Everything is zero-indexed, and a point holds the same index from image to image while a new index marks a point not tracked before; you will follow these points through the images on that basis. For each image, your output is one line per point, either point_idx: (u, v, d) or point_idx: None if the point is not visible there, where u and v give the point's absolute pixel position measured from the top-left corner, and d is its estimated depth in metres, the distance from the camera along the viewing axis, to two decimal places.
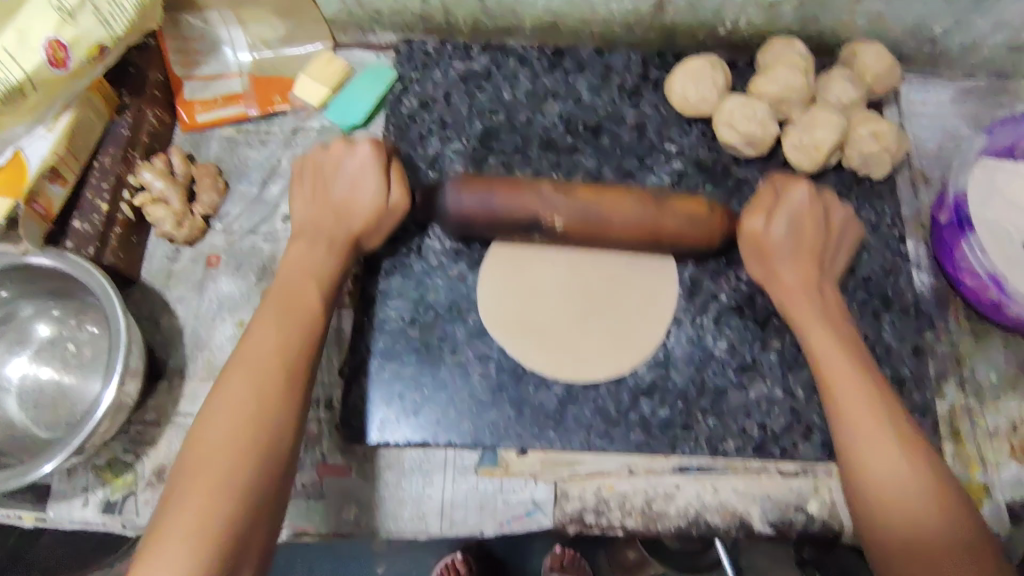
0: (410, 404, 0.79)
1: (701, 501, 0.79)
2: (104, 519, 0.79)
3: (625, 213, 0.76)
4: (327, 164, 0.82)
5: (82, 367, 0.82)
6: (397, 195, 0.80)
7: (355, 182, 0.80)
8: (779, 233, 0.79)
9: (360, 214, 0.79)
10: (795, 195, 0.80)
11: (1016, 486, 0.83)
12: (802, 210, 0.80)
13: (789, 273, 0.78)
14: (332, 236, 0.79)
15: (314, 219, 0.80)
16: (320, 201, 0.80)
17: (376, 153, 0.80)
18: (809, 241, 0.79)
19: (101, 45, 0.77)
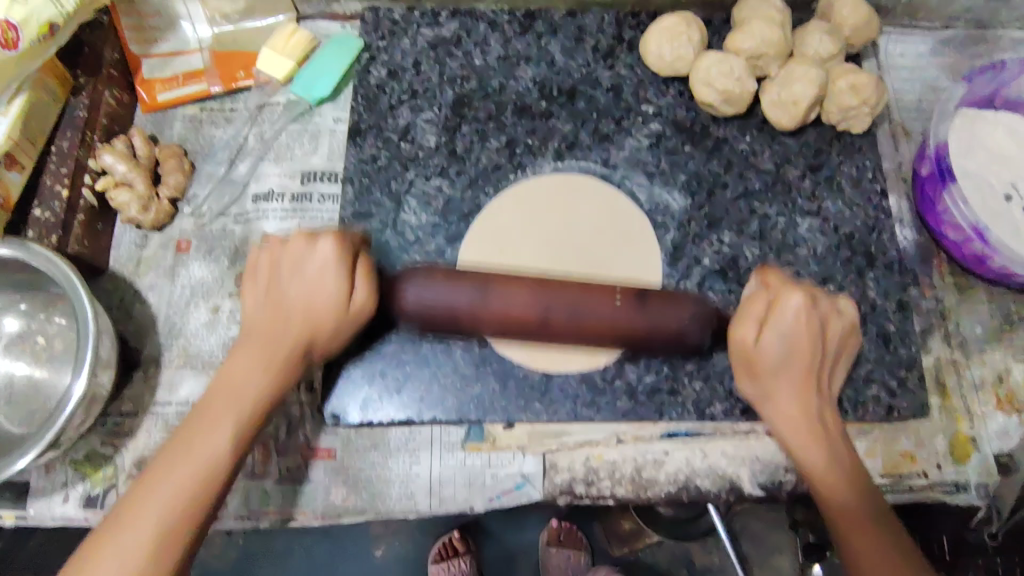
0: (392, 382, 0.77)
1: (691, 466, 0.79)
2: (87, 514, 0.77)
3: (591, 308, 0.66)
4: (283, 263, 0.68)
5: (53, 360, 0.79)
6: (361, 296, 0.67)
7: (314, 290, 0.66)
8: (773, 344, 0.68)
9: (318, 318, 0.67)
10: (788, 300, 0.68)
11: (1002, 436, 0.84)
12: (797, 327, 0.68)
13: (767, 355, 0.69)
14: (274, 339, 0.67)
15: (272, 317, 0.68)
16: (272, 302, 0.68)
17: (340, 254, 0.66)
18: (803, 351, 0.68)
19: (52, 23, 0.72)
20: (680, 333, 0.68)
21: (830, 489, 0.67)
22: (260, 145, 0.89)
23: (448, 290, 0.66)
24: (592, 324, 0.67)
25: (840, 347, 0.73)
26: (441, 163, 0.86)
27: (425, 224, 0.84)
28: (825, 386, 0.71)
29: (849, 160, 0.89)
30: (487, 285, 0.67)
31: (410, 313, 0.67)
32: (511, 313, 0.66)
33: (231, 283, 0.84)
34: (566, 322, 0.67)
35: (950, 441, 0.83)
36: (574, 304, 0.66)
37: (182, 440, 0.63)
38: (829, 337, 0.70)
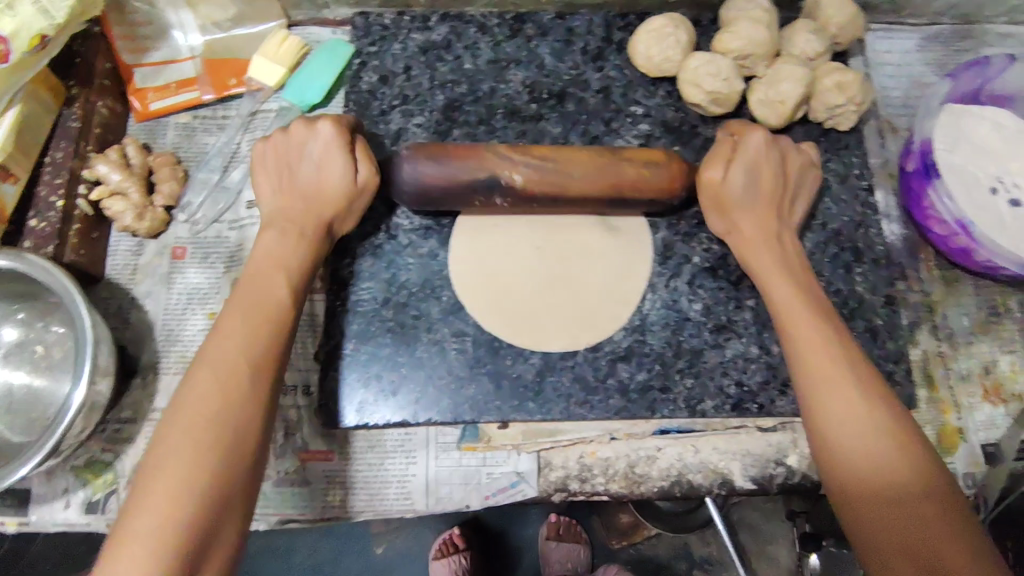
0: (388, 385, 0.78)
1: (683, 461, 0.80)
2: (88, 519, 0.78)
3: (590, 177, 0.73)
4: (291, 148, 0.76)
5: (52, 368, 0.80)
6: (365, 172, 0.75)
7: (323, 169, 0.75)
8: (736, 182, 0.76)
9: (333, 200, 0.75)
10: (750, 138, 0.77)
11: (989, 427, 0.85)
12: (756, 157, 0.77)
13: (748, 227, 0.77)
14: (301, 224, 0.74)
15: (281, 210, 0.75)
16: (286, 194, 0.76)
17: (337, 133, 0.75)
18: (767, 189, 0.77)
19: (43, 35, 0.73)
20: (655, 198, 0.76)
21: (879, 475, 0.59)
22: (253, 151, 0.90)
23: (456, 165, 0.72)
24: (586, 172, 0.73)
25: (801, 181, 0.80)
26: None
27: (418, 227, 0.83)
28: (785, 215, 0.78)
29: (836, 157, 0.90)
30: (473, 155, 0.73)
31: (418, 182, 0.73)
32: (490, 164, 0.72)
33: (226, 289, 0.85)
34: (541, 166, 0.73)
35: (938, 433, 0.84)
36: (553, 159, 0.73)
37: (169, 443, 0.58)
38: (786, 166, 0.78)
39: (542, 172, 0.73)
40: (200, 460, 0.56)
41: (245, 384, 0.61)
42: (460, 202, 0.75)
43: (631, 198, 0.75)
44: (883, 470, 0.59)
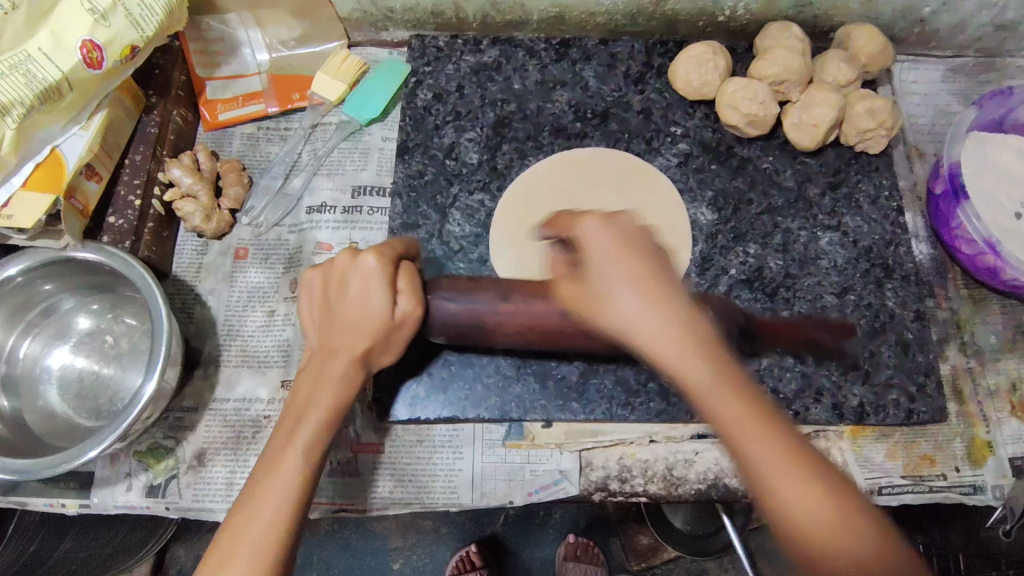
0: (439, 381, 0.82)
1: (720, 465, 0.83)
2: (148, 502, 0.82)
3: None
4: (333, 279, 0.69)
5: (121, 358, 0.85)
6: (408, 304, 0.67)
7: (362, 296, 0.67)
8: (594, 246, 0.53)
9: (371, 334, 0.67)
10: (585, 227, 0.54)
11: (1017, 440, 0.87)
12: (633, 232, 0.54)
13: (626, 305, 0.50)
14: (336, 366, 0.67)
15: (324, 347, 0.69)
16: (325, 335, 0.69)
17: (379, 265, 0.66)
18: (643, 266, 0.51)
19: (133, 46, 0.78)
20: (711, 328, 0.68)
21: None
22: (313, 161, 0.96)
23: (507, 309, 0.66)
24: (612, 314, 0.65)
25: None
26: (483, 179, 0.92)
27: (468, 235, 0.89)
28: (669, 273, 0.52)
29: (867, 179, 0.94)
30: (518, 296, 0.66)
31: (452, 320, 0.68)
32: (528, 319, 0.65)
33: (285, 289, 0.90)
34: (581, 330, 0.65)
35: (966, 445, 0.87)
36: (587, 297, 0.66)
37: (253, 482, 0.61)
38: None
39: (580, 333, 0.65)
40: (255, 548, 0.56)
41: (316, 420, 0.64)
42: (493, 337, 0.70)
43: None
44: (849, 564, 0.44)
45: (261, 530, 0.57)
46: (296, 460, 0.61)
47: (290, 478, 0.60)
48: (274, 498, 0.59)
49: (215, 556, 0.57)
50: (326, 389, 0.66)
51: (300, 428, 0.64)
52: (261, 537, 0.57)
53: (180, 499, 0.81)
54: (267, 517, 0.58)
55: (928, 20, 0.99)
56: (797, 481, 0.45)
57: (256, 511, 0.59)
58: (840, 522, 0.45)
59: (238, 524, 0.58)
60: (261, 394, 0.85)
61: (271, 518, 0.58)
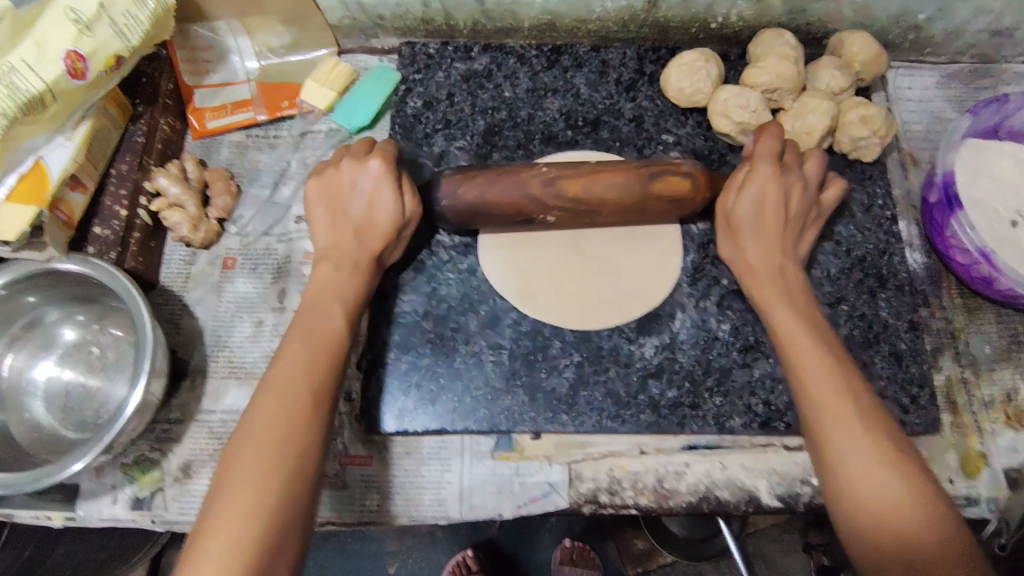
0: (427, 393, 0.82)
1: (711, 477, 0.82)
2: (134, 515, 0.81)
3: (613, 182, 0.75)
4: (341, 184, 0.76)
5: (107, 369, 0.84)
6: (411, 205, 0.77)
7: (372, 201, 0.75)
8: (745, 208, 0.77)
9: (380, 234, 0.75)
10: (758, 172, 0.77)
11: (1012, 452, 0.87)
12: (764, 198, 0.76)
13: (754, 252, 0.77)
14: (350, 264, 0.74)
15: (334, 247, 0.75)
16: (335, 238, 0.76)
17: (387, 168, 0.75)
18: (769, 227, 0.76)
19: (118, 56, 0.78)
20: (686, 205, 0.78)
21: (904, 544, 0.57)
22: (303, 169, 0.95)
23: (512, 189, 0.76)
24: (613, 188, 0.76)
25: (808, 217, 0.80)
26: None
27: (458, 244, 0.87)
28: (791, 248, 0.77)
29: (860, 187, 0.93)
30: (521, 176, 0.76)
31: (458, 202, 0.77)
32: (526, 196, 0.76)
33: (273, 299, 0.89)
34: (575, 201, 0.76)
35: (960, 456, 0.86)
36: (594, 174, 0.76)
37: (268, 396, 0.63)
38: (792, 205, 0.76)
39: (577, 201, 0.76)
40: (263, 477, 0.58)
41: (332, 345, 0.68)
42: (495, 223, 0.79)
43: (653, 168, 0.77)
44: (897, 521, 0.57)
45: (265, 461, 0.59)
46: (314, 375, 0.65)
47: (305, 396, 0.63)
48: (288, 418, 0.62)
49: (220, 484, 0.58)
50: (336, 313, 0.71)
51: (315, 356, 0.67)
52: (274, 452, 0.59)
53: (166, 512, 0.81)
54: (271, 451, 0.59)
55: (923, 27, 0.98)
56: (864, 449, 0.61)
57: (270, 420, 0.61)
58: (872, 455, 0.61)
59: (246, 438, 0.60)
60: (248, 405, 0.84)
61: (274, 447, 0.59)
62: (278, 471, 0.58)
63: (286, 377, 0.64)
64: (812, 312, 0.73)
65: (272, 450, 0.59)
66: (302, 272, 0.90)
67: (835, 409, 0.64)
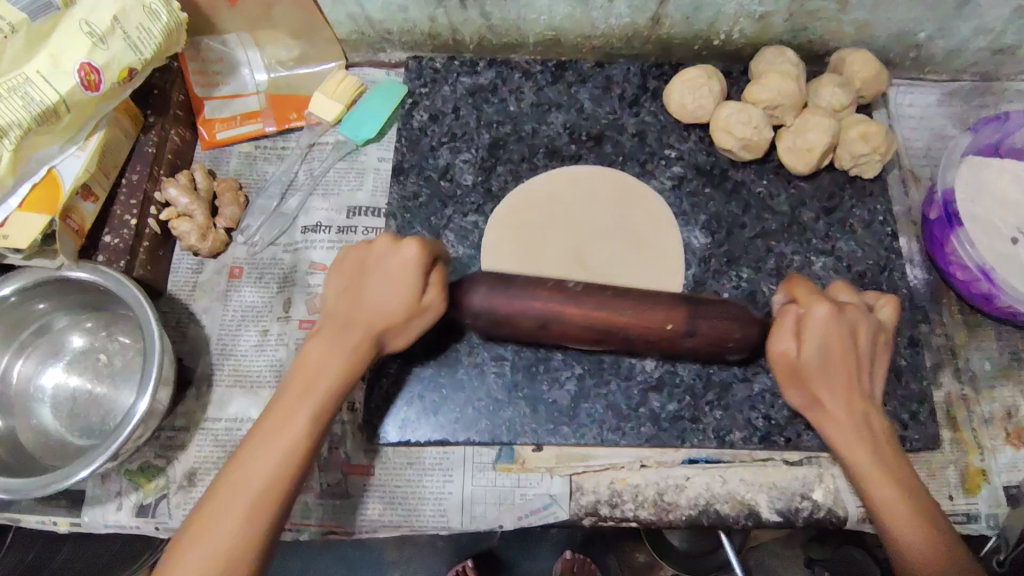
0: (429, 404, 0.82)
1: (711, 491, 0.83)
2: (138, 522, 0.82)
3: (648, 305, 0.70)
4: (368, 261, 0.70)
5: (114, 377, 0.85)
6: (433, 297, 0.70)
7: (390, 288, 0.68)
8: (811, 355, 0.67)
9: (390, 319, 0.68)
10: (815, 312, 0.67)
11: (1011, 469, 0.87)
12: (830, 335, 0.67)
13: (811, 351, 0.67)
14: (351, 330, 0.68)
15: (344, 315, 0.69)
16: (352, 304, 0.69)
17: (420, 258, 0.68)
18: (842, 364, 0.68)
19: (131, 68, 0.79)
20: (723, 334, 0.70)
21: None
22: (309, 180, 0.96)
23: (540, 306, 0.70)
24: (640, 314, 0.69)
25: (875, 348, 0.71)
26: (477, 201, 0.92)
27: (461, 256, 0.90)
28: (865, 385, 0.69)
29: (861, 204, 0.94)
30: (568, 291, 0.70)
31: (493, 309, 0.71)
32: (569, 315, 0.69)
33: (279, 309, 0.90)
34: (603, 302, 0.69)
35: (960, 472, 0.87)
36: (625, 295, 0.70)
37: (265, 427, 0.64)
38: (859, 340, 0.68)
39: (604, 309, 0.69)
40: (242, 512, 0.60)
41: (330, 380, 0.67)
42: (522, 334, 0.73)
43: (698, 315, 0.70)
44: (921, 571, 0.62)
45: (265, 468, 0.62)
46: (299, 422, 0.64)
47: (293, 441, 0.63)
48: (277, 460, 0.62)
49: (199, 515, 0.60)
50: (336, 359, 0.67)
51: (307, 397, 0.65)
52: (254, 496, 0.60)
53: (170, 519, 0.81)
54: (268, 479, 0.61)
55: (924, 45, 0.99)
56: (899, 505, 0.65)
57: (259, 457, 0.62)
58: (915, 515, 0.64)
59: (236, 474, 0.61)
60: (253, 414, 0.85)
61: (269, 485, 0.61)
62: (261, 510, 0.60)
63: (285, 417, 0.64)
64: (876, 429, 0.68)
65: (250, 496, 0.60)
66: (308, 282, 0.91)
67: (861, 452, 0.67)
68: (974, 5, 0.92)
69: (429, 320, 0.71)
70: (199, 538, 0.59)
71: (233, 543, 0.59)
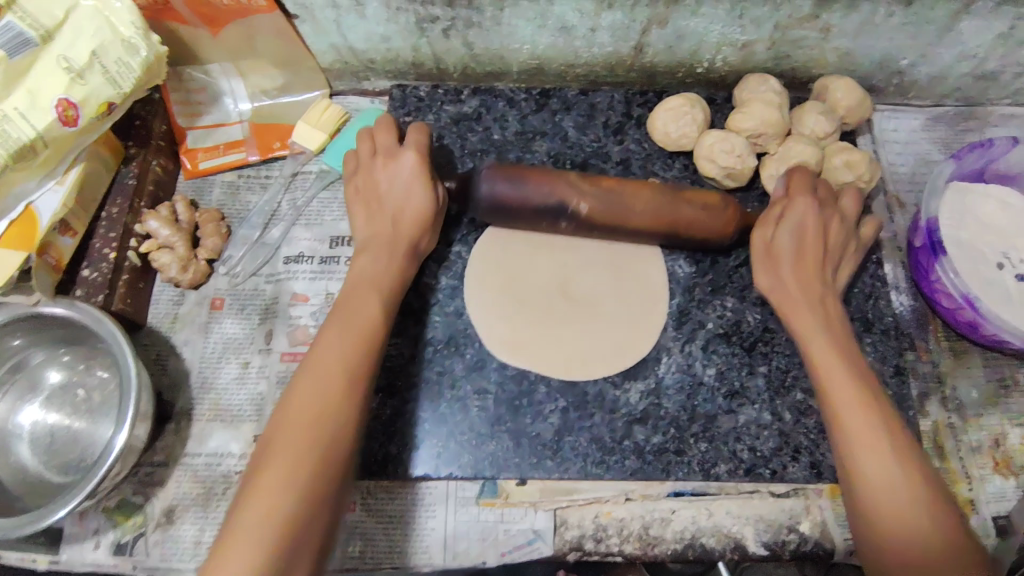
0: (411, 438, 0.81)
1: (697, 524, 0.82)
2: (116, 561, 0.80)
3: (637, 194, 0.82)
4: (378, 178, 0.81)
5: (92, 412, 0.84)
6: (441, 195, 0.82)
7: (408, 192, 0.79)
8: (786, 238, 0.80)
9: (411, 220, 0.80)
10: (797, 205, 0.81)
11: (999, 499, 0.87)
12: (806, 224, 0.80)
13: (789, 275, 0.79)
14: (388, 243, 0.79)
15: (370, 238, 0.80)
16: (372, 208, 0.81)
17: (421, 166, 0.79)
18: (811, 260, 0.79)
19: (110, 103, 0.78)
20: (706, 233, 0.83)
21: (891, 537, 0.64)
22: (292, 211, 0.95)
23: (541, 189, 0.81)
24: (635, 190, 0.82)
25: (845, 243, 0.83)
26: (461, 232, 0.91)
27: (445, 287, 0.88)
28: (829, 278, 0.80)
29: None
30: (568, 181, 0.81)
31: (495, 196, 0.81)
32: (564, 188, 0.81)
33: (261, 341, 0.89)
34: (608, 198, 0.81)
35: None
36: (622, 202, 0.81)
37: (300, 394, 0.66)
38: (832, 236, 0.80)
39: (608, 205, 0.81)
40: (306, 438, 0.64)
41: (356, 353, 0.70)
42: (521, 222, 0.84)
43: (688, 199, 0.82)
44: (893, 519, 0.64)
45: (306, 433, 0.64)
46: (336, 388, 0.67)
47: (331, 405, 0.66)
48: (317, 425, 0.64)
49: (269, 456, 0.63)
50: (365, 327, 0.73)
51: (339, 367, 0.68)
52: (301, 461, 0.62)
53: (147, 558, 0.80)
54: (314, 443, 0.63)
55: (906, 71, 0.99)
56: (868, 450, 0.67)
57: (298, 422, 0.64)
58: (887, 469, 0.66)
59: (281, 441, 0.63)
60: (233, 448, 0.84)
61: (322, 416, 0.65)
62: (311, 467, 0.62)
63: (318, 385, 0.67)
64: (849, 356, 0.74)
65: (300, 457, 0.62)
66: (290, 313, 0.90)
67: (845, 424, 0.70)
68: (955, 33, 0.92)
69: (442, 214, 0.84)
70: (269, 470, 0.61)
71: (305, 466, 0.62)
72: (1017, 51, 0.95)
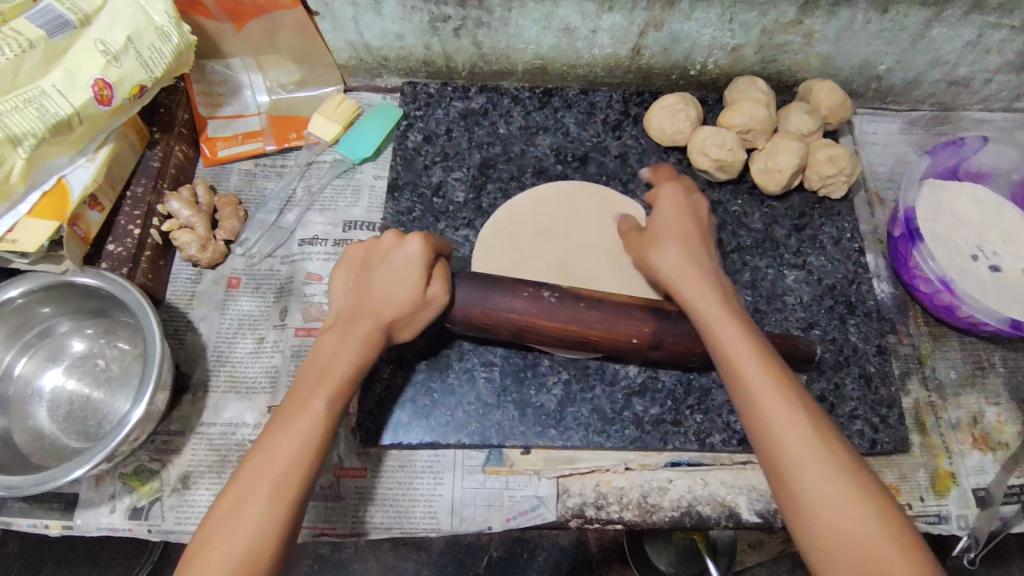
0: (421, 408, 0.85)
1: (693, 493, 0.85)
2: (131, 524, 0.82)
3: (620, 315, 0.77)
4: (374, 256, 0.76)
5: (111, 383, 0.87)
6: (435, 290, 0.74)
7: (398, 276, 0.73)
8: (662, 223, 0.78)
9: (398, 309, 0.72)
10: (664, 191, 0.80)
11: (979, 472, 0.91)
12: (676, 205, 0.79)
13: (662, 220, 0.78)
14: (361, 326, 0.71)
15: (352, 310, 0.73)
16: (358, 300, 0.73)
17: (424, 250, 0.74)
18: (691, 237, 0.76)
19: (142, 85, 0.83)
20: (690, 344, 0.77)
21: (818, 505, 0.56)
22: (307, 197, 1.00)
23: (503, 300, 0.78)
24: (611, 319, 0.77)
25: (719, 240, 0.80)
26: (468, 216, 0.97)
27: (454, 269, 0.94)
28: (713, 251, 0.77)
29: (830, 222, 1.00)
30: (530, 292, 0.78)
31: (467, 310, 0.78)
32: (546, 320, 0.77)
33: (276, 317, 0.93)
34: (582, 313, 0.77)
35: (930, 476, 0.90)
36: (601, 305, 0.78)
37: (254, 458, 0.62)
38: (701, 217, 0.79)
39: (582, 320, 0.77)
40: (253, 521, 0.58)
41: (319, 406, 0.65)
42: (501, 338, 0.80)
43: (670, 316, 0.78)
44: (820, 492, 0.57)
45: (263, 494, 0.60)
46: (295, 449, 0.62)
47: (288, 464, 0.61)
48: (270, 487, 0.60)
49: (213, 522, 0.59)
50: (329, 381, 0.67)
51: (298, 419, 0.64)
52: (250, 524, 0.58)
53: (162, 522, 0.82)
54: (264, 499, 0.59)
55: (884, 76, 1.07)
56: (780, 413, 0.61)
57: (255, 480, 0.60)
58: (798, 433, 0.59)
59: (233, 502, 0.59)
60: (247, 418, 0.87)
61: (287, 472, 0.61)
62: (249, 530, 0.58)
63: (273, 448, 0.62)
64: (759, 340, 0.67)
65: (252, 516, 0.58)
66: (304, 292, 0.94)
67: (780, 415, 0.60)
68: (928, 40, 0.99)
69: (436, 311, 0.75)
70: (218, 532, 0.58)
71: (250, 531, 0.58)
72: (986, 58, 1.03)
